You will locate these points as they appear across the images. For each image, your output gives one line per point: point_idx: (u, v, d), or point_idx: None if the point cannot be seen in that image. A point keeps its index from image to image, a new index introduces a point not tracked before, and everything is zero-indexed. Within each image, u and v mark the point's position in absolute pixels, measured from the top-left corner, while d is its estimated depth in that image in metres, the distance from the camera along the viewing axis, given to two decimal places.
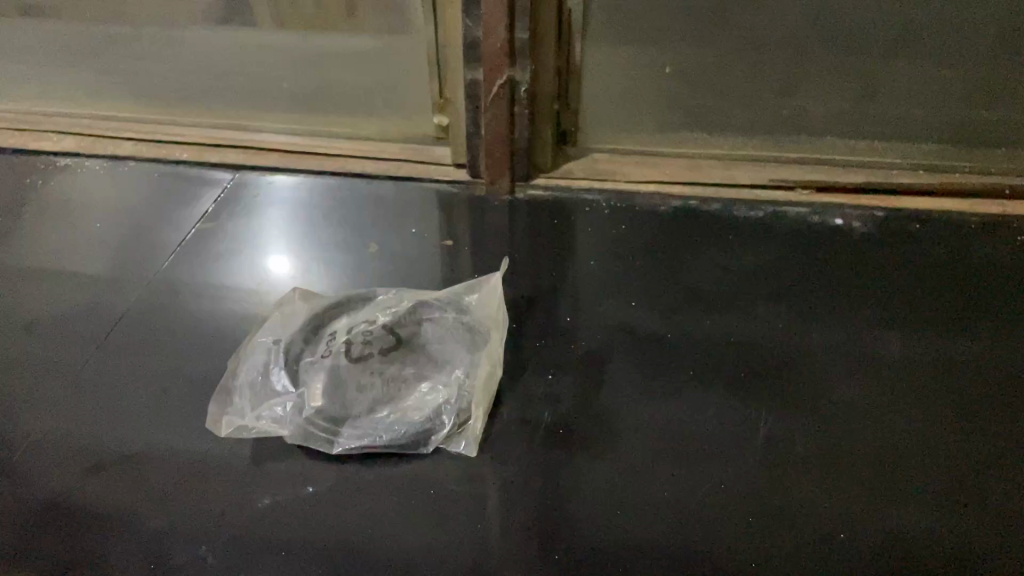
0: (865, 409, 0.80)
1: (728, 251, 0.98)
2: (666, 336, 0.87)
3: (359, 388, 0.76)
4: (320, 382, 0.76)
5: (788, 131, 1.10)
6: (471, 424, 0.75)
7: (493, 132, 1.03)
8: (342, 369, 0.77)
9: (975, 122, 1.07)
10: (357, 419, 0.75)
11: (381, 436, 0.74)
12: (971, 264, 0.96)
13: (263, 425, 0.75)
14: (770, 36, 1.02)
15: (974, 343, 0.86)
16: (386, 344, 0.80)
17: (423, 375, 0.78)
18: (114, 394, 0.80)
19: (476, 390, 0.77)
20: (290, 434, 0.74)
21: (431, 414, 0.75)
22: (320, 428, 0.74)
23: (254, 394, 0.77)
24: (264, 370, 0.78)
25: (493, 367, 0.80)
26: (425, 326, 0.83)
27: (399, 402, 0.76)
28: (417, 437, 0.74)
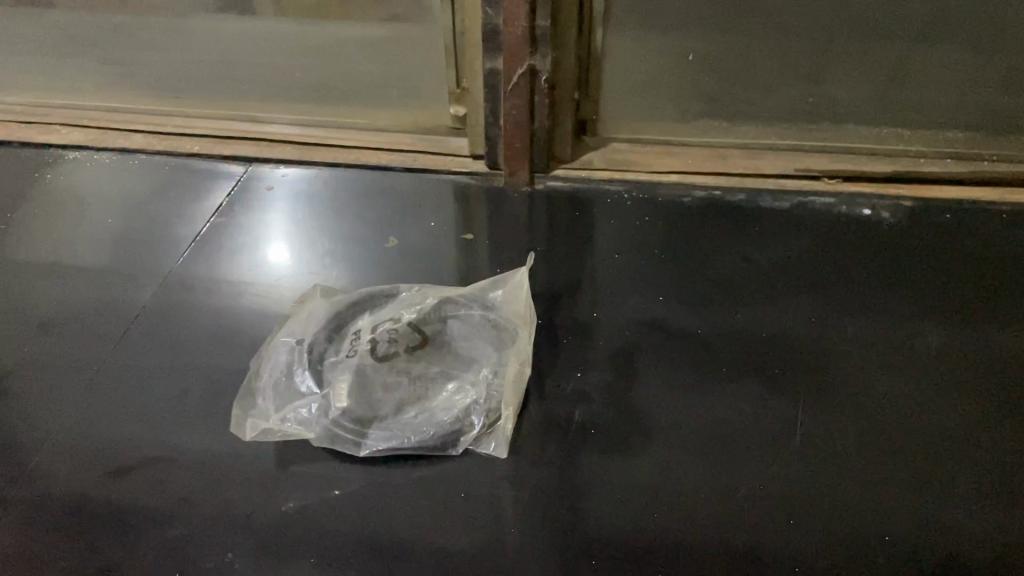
0: (904, 404, 0.78)
1: (754, 243, 0.96)
2: (695, 330, 0.85)
3: (386, 388, 0.75)
4: (346, 383, 0.75)
5: (810, 119, 1.08)
6: (501, 425, 0.74)
7: (512, 123, 1.01)
8: (367, 369, 0.76)
9: (1005, 109, 1.04)
10: (385, 420, 0.73)
11: (409, 438, 0.72)
12: (1004, 253, 0.94)
13: (289, 428, 0.73)
14: (797, 22, 0.99)
15: (1012, 333, 0.84)
16: (412, 342, 0.79)
17: (450, 375, 0.76)
18: (132, 393, 0.79)
19: (505, 390, 0.76)
20: (316, 437, 0.72)
21: (460, 414, 0.73)
22: (346, 429, 0.72)
23: (278, 396, 0.76)
24: (288, 371, 0.77)
25: (521, 365, 0.78)
26: (451, 324, 0.81)
27: (427, 402, 0.74)
28: (447, 438, 0.72)
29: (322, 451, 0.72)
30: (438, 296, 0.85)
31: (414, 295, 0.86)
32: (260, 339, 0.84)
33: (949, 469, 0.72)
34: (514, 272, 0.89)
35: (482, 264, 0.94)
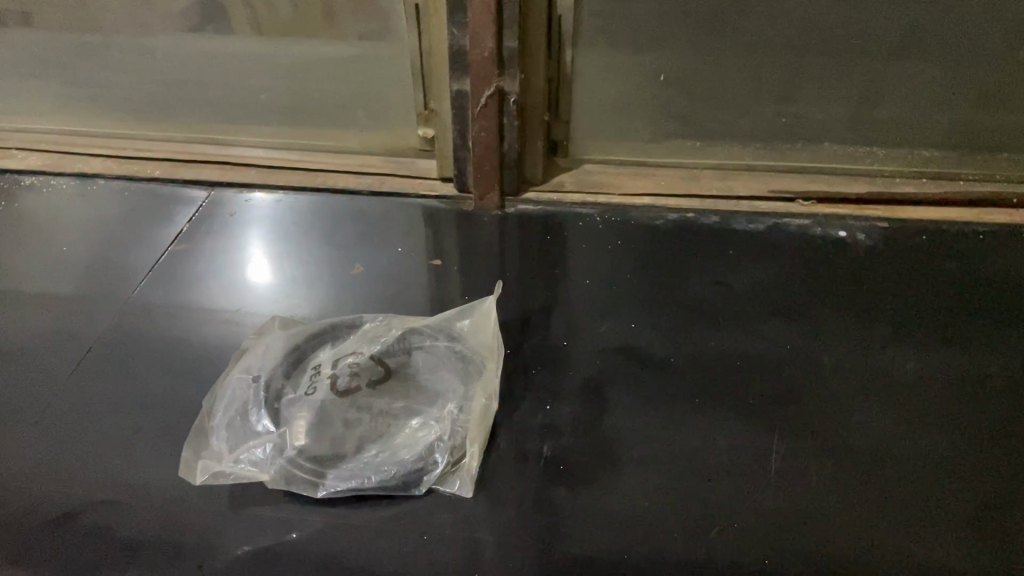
0: (885, 434, 0.75)
1: (727, 266, 0.94)
2: (668, 359, 0.83)
3: (347, 425, 0.72)
4: (305, 420, 0.72)
5: (786, 138, 1.06)
6: (467, 463, 0.71)
7: (481, 145, 0.98)
8: (328, 406, 0.73)
9: (980, 128, 1.03)
10: (345, 460, 0.70)
11: (370, 478, 0.69)
12: (981, 275, 0.92)
13: (241, 469, 0.70)
14: (770, 39, 0.97)
15: (992, 360, 0.82)
16: (375, 375, 0.76)
17: (414, 410, 0.73)
18: (82, 431, 0.75)
19: (471, 426, 0.73)
20: (271, 479, 0.69)
21: (423, 453, 0.70)
22: (304, 469, 0.69)
23: (233, 435, 0.72)
24: (242, 409, 0.74)
25: (489, 399, 0.75)
26: (416, 356, 0.79)
27: (389, 439, 0.71)
28: (409, 477, 0.69)
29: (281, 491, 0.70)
30: (405, 326, 0.82)
31: (379, 326, 0.83)
32: (215, 371, 0.81)
33: (928, 497, 0.70)
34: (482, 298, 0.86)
35: (450, 291, 0.91)
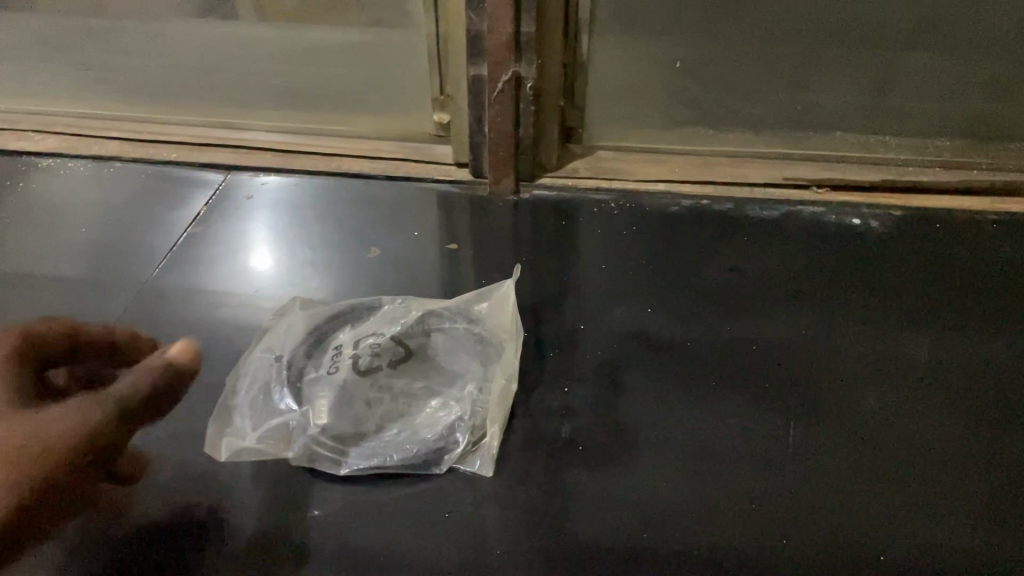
0: (898, 419, 0.76)
1: (742, 252, 0.95)
2: (684, 343, 0.84)
3: (368, 404, 0.73)
4: (327, 399, 0.73)
5: (800, 127, 1.07)
6: (486, 442, 0.72)
7: (497, 131, 0.99)
8: (350, 385, 0.74)
9: (992, 118, 1.03)
10: (366, 438, 0.71)
11: (390, 457, 0.70)
12: (994, 263, 0.93)
13: (266, 446, 0.71)
14: (784, 26, 0.98)
15: (1005, 347, 0.83)
16: (395, 356, 0.77)
17: (433, 391, 0.74)
18: None
19: (491, 406, 0.73)
20: (295, 456, 0.70)
21: (444, 432, 0.71)
22: (327, 447, 0.70)
23: (258, 415, 0.73)
24: (265, 389, 0.75)
25: (508, 381, 0.76)
26: (435, 338, 0.79)
27: (409, 419, 0.72)
28: (430, 455, 0.70)
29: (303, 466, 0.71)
30: (424, 308, 0.83)
31: (398, 307, 0.84)
32: (236, 351, 0.82)
33: (942, 481, 0.71)
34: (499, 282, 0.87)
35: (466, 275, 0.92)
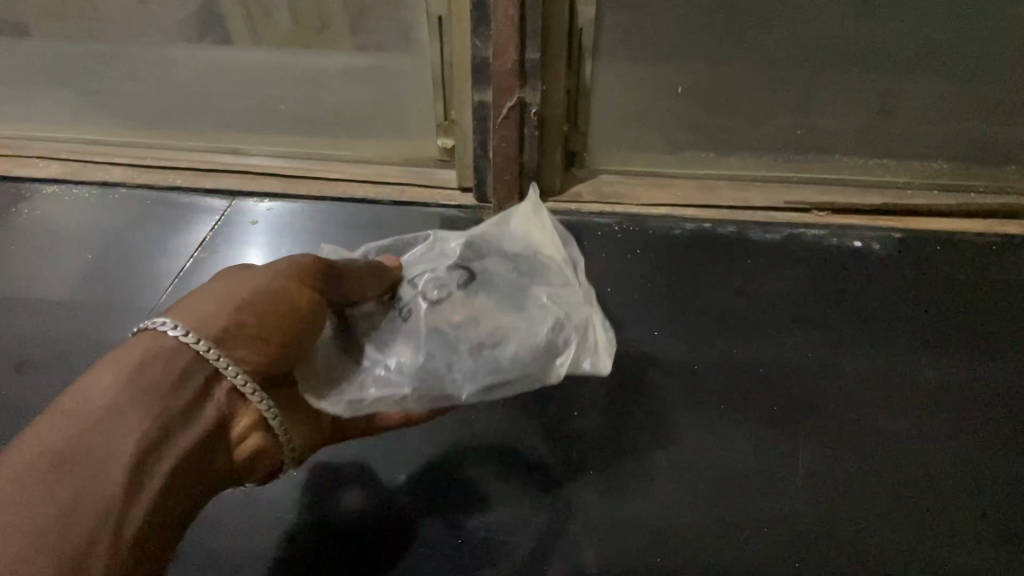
0: (908, 444, 0.76)
1: (746, 275, 0.95)
2: (691, 366, 0.84)
3: (460, 327, 0.69)
4: (446, 300, 0.71)
5: (799, 150, 1.08)
6: (599, 336, 0.70)
7: (502, 157, 0.99)
8: (434, 317, 0.70)
9: (990, 140, 1.05)
10: (473, 353, 0.66)
11: (505, 365, 0.66)
12: (996, 285, 0.93)
13: (377, 387, 0.64)
14: (786, 53, 0.99)
15: (1009, 369, 0.83)
16: (462, 279, 0.74)
17: (513, 303, 0.71)
18: None
19: (569, 296, 0.72)
20: (411, 387, 0.64)
21: (550, 330, 0.68)
22: (443, 368, 0.65)
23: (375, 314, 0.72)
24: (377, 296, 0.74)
25: (582, 283, 0.75)
26: (488, 262, 0.77)
27: (502, 324, 0.69)
28: (552, 339, 0.67)
29: (351, 489, 0.72)
30: (487, 255, 0.78)
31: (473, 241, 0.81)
32: None
33: (953, 506, 0.72)
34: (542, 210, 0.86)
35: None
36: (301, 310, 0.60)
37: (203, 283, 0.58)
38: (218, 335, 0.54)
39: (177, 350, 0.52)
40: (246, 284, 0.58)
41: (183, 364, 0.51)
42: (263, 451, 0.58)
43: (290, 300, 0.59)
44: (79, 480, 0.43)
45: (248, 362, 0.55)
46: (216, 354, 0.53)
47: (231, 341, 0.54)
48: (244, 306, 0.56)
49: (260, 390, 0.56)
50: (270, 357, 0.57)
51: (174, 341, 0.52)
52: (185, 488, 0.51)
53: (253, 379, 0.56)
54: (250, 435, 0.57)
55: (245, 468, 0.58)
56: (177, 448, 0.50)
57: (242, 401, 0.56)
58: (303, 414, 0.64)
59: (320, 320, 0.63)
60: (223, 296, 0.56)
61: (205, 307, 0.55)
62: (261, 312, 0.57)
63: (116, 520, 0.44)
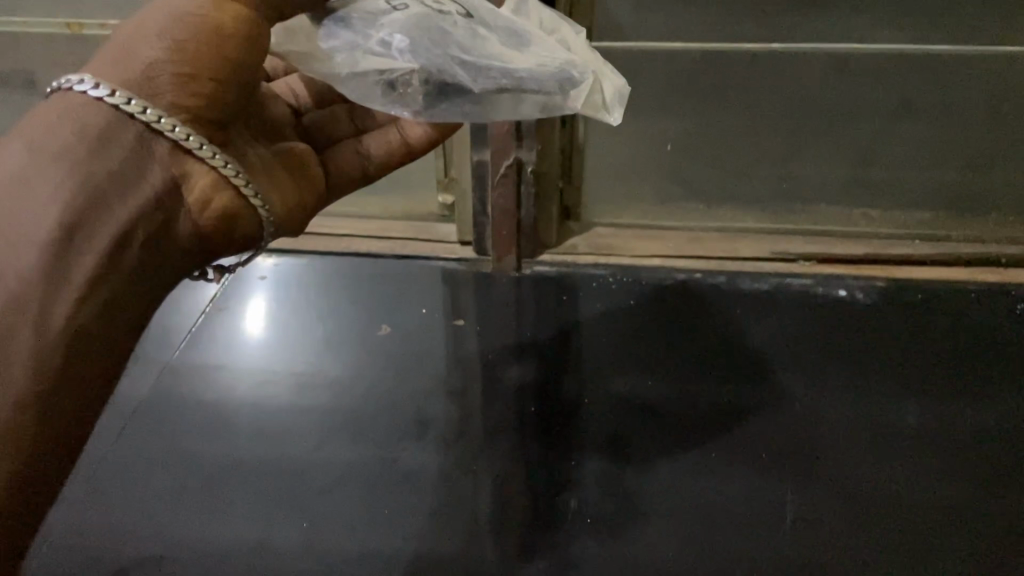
0: (889, 486, 0.81)
1: (736, 324, 0.99)
2: (682, 414, 0.88)
3: (471, 39, 0.58)
4: (453, 34, 0.57)
5: (785, 201, 1.12)
6: (609, 85, 0.65)
7: (500, 210, 1.03)
8: (442, 21, 0.57)
9: (970, 189, 1.08)
10: (490, 69, 0.57)
11: (521, 77, 0.58)
12: (976, 331, 0.97)
13: (396, 60, 0.55)
14: (769, 112, 1.04)
15: (987, 414, 0.88)
16: (458, 5, 0.60)
17: (519, 37, 0.61)
18: (160, 480, 0.83)
19: (579, 57, 0.63)
20: (427, 67, 0.55)
21: (562, 67, 0.60)
22: (457, 76, 0.56)
23: (346, 48, 0.55)
24: (336, 18, 0.56)
25: (587, 54, 0.66)
26: (483, 6, 0.62)
27: (522, 47, 0.60)
28: (556, 109, 0.61)
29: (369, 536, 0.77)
30: (476, 2, 0.63)
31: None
32: (269, 431, 0.88)
33: (931, 540, 0.75)
34: (532, 2, 0.69)
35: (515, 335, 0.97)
36: (222, 43, 0.48)
37: (133, 12, 0.49)
38: (142, 92, 0.47)
39: (91, 111, 0.46)
40: (167, 13, 0.48)
41: (101, 130, 0.46)
42: (236, 220, 0.51)
43: (210, 20, 0.47)
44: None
45: (183, 108, 0.48)
46: (142, 107, 0.47)
47: (158, 90, 0.47)
48: (165, 53, 0.47)
49: (206, 143, 0.49)
50: (212, 95, 0.48)
51: (88, 97, 0.46)
52: (149, 259, 0.49)
53: (199, 135, 0.49)
54: (213, 199, 0.50)
55: (224, 246, 0.53)
56: (111, 224, 0.46)
57: (194, 161, 0.49)
58: (279, 179, 0.55)
59: (265, 42, 0.50)
60: (139, 33, 0.48)
61: (118, 57, 0.47)
62: (178, 46, 0.47)
63: (40, 310, 0.44)
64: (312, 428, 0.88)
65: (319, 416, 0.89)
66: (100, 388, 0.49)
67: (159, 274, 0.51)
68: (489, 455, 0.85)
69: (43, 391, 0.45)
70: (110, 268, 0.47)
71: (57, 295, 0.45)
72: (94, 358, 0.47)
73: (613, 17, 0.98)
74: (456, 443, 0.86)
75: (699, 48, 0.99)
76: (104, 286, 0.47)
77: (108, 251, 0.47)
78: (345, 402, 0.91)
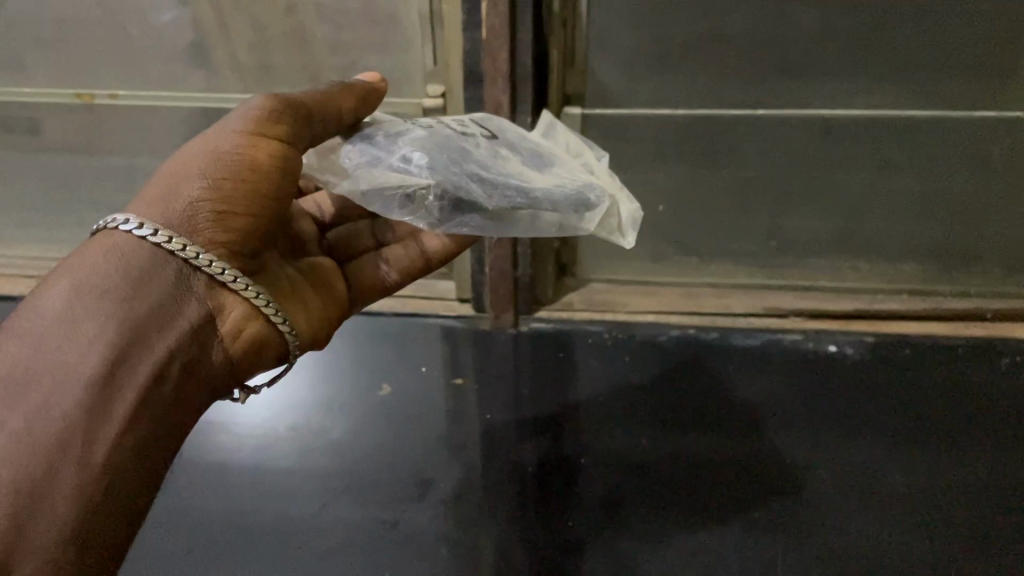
0: (881, 548, 0.83)
1: (729, 381, 1.01)
2: (676, 472, 0.90)
3: (492, 164, 0.67)
4: (474, 154, 0.67)
5: (775, 256, 1.15)
6: (626, 211, 0.72)
7: (498, 271, 1.05)
8: (469, 148, 0.67)
9: (954, 244, 1.11)
10: (506, 191, 0.65)
11: (535, 196, 0.66)
12: (963, 386, 0.99)
13: (414, 178, 0.63)
14: (758, 173, 1.08)
15: (974, 471, 0.90)
16: (486, 133, 0.72)
17: (543, 163, 0.71)
18: (170, 549, 0.85)
19: (599, 178, 0.72)
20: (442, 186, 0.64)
21: (580, 186, 0.68)
22: (473, 195, 0.64)
23: (368, 161, 0.64)
24: (366, 138, 0.66)
25: (609, 176, 0.75)
26: (513, 135, 0.74)
27: (541, 171, 0.69)
28: (570, 225, 0.68)
29: None
30: (505, 132, 0.74)
31: (481, 119, 0.76)
32: (272, 494, 0.90)
33: None
34: (557, 125, 0.81)
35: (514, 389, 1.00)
36: (255, 179, 0.59)
37: (176, 153, 0.60)
38: (183, 230, 0.57)
39: (134, 250, 0.55)
40: (208, 155, 0.58)
41: (143, 269, 0.55)
42: (262, 339, 0.63)
43: (246, 162, 0.58)
44: (31, 405, 0.50)
45: (219, 244, 0.58)
46: (182, 245, 0.56)
47: (197, 227, 0.57)
48: (204, 192, 0.57)
49: (239, 276, 0.59)
50: (246, 228, 0.59)
51: (134, 238, 0.55)
52: (183, 383, 0.57)
53: (232, 267, 0.59)
54: (244, 327, 0.61)
55: (250, 360, 0.63)
56: (152, 355, 0.54)
57: (227, 292, 0.59)
58: (307, 298, 0.69)
59: (290, 175, 0.61)
60: (182, 174, 0.58)
61: (161, 198, 0.57)
62: (218, 186, 0.58)
63: (87, 436, 0.51)
64: (314, 490, 0.90)
65: (322, 478, 0.91)
66: (138, 506, 0.54)
67: (191, 397, 0.58)
68: (490, 518, 0.87)
69: (91, 506, 0.51)
70: (149, 395, 0.54)
71: (102, 420, 0.52)
72: (134, 480, 0.53)
73: (607, 86, 1.01)
74: (457, 504, 0.88)
75: (690, 114, 1.02)
76: (143, 411, 0.54)
77: (147, 380, 0.54)
78: (347, 464, 0.93)
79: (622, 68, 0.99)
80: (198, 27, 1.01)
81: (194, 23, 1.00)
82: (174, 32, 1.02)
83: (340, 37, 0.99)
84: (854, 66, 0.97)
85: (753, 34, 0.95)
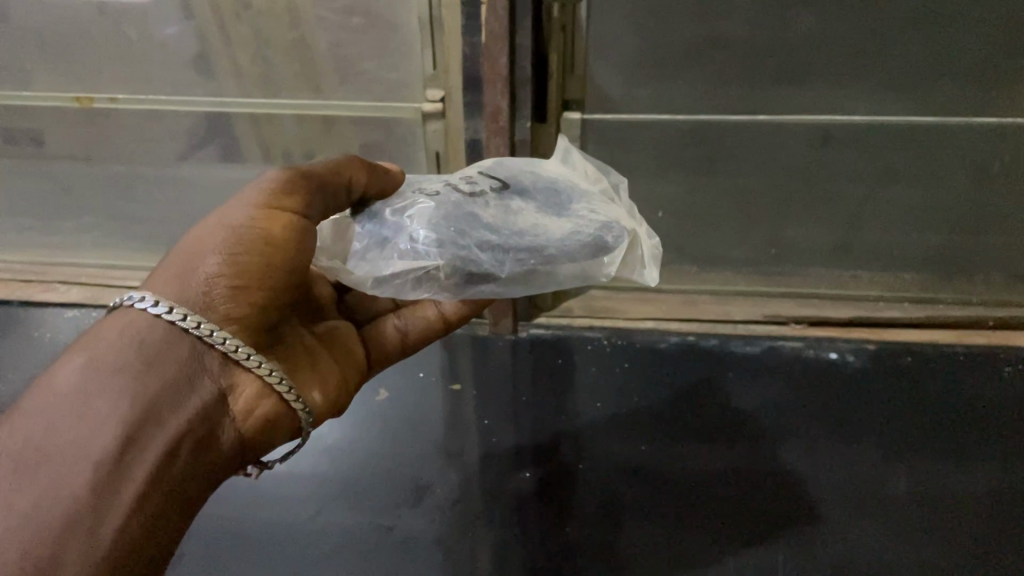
0: (882, 551, 0.82)
1: (728, 388, 1.01)
2: (677, 478, 0.89)
3: (503, 224, 0.65)
4: (484, 216, 0.65)
5: (775, 264, 1.16)
6: (645, 247, 0.69)
7: None
8: (477, 211, 0.65)
9: (955, 252, 1.11)
10: (520, 251, 0.63)
11: (550, 251, 0.64)
12: (966, 393, 0.99)
13: (421, 260, 0.62)
14: (756, 179, 1.08)
15: (979, 478, 0.89)
16: (494, 185, 0.70)
17: (557, 206, 0.68)
18: None
19: (616, 212, 0.70)
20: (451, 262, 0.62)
21: (596, 230, 0.66)
22: (483, 263, 0.63)
23: (377, 247, 0.64)
24: (375, 217, 0.66)
25: (625, 207, 0.73)
26: (522, 179, 0.72)
27: (555, 216, 0.67)
28: (591, 273, 0.66)
29: None
30: (516, 178, 0.72)
31: (491, 167, 0.74)
32: (267, 496, 0.89)
33: None
34: (573, 149, 0.80)
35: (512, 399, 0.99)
36: (270, 253, 0.57)
37: (188, 233, 0.58)
38: (198, 307, 0.55)
39: (147, 326, 0.53)
40: (222, 231, 0.56)
41: (156, 344, 0.53)
42: (273, 419, 0.60)
43: (260, 236, 0.57)
44: (40, 488, 0.47)
45: (232, 319, 0.56)
46: (196, 321, 0.54)
47: (212, 303, 0.55)
48: (221, 266, 0.55)
49: (251, 352, 0.57)
50: (259, 303, 0.57)
51: (147, 315, 0.54)
52: (193, 466, 0.54)
53: (245, 344, 0.57)
54: (256, 406, 0.58)
55: (261, 440, 0.60)
56: (164, 433, 0.51)
57: (239, 370, 0.57)
58: (322, 369, 0.67)
59: (305, 249, 0.59)
60: (195, 252, 0.56)
61: (178, 273, 0.55)
62: (234, 259, 0.56)
63: (95, 520, 0.47)
64: (311, 493, 0.90)
65: (319, 483, 0.91)
66: None
67: (200, 480, 0.55)
68: (487, 521, 0.86)
69: None
70: (160, 477, 0.51)
71: (112, 502, 0.48)
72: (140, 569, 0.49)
73: (607, 92, 1.01)
74: (454, 508, 0.87)
75: (689, 121, 1.02)
76: (152, 495, 0.50)
77: (159, 461, 0.51)
78: (343, 468, 0.92)
79: (621, 75, 0.99)
80: (201, 40, 1.01)
81: (195, 34, 1.01)
82: (176, 43, 1.02)
83: (340, 47, 0.99)
84: (855, 72, 0.97)
85: (752, 41, 0.95)
